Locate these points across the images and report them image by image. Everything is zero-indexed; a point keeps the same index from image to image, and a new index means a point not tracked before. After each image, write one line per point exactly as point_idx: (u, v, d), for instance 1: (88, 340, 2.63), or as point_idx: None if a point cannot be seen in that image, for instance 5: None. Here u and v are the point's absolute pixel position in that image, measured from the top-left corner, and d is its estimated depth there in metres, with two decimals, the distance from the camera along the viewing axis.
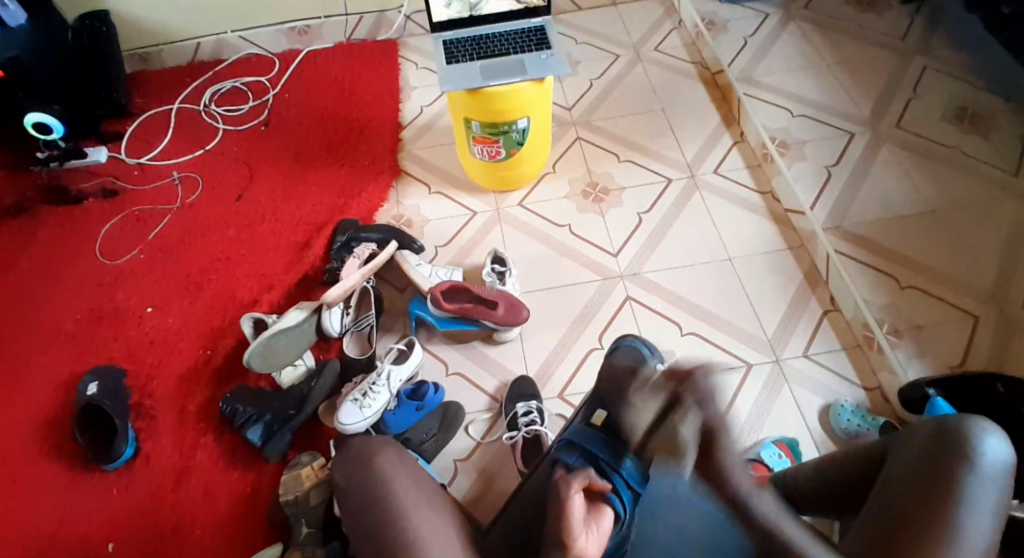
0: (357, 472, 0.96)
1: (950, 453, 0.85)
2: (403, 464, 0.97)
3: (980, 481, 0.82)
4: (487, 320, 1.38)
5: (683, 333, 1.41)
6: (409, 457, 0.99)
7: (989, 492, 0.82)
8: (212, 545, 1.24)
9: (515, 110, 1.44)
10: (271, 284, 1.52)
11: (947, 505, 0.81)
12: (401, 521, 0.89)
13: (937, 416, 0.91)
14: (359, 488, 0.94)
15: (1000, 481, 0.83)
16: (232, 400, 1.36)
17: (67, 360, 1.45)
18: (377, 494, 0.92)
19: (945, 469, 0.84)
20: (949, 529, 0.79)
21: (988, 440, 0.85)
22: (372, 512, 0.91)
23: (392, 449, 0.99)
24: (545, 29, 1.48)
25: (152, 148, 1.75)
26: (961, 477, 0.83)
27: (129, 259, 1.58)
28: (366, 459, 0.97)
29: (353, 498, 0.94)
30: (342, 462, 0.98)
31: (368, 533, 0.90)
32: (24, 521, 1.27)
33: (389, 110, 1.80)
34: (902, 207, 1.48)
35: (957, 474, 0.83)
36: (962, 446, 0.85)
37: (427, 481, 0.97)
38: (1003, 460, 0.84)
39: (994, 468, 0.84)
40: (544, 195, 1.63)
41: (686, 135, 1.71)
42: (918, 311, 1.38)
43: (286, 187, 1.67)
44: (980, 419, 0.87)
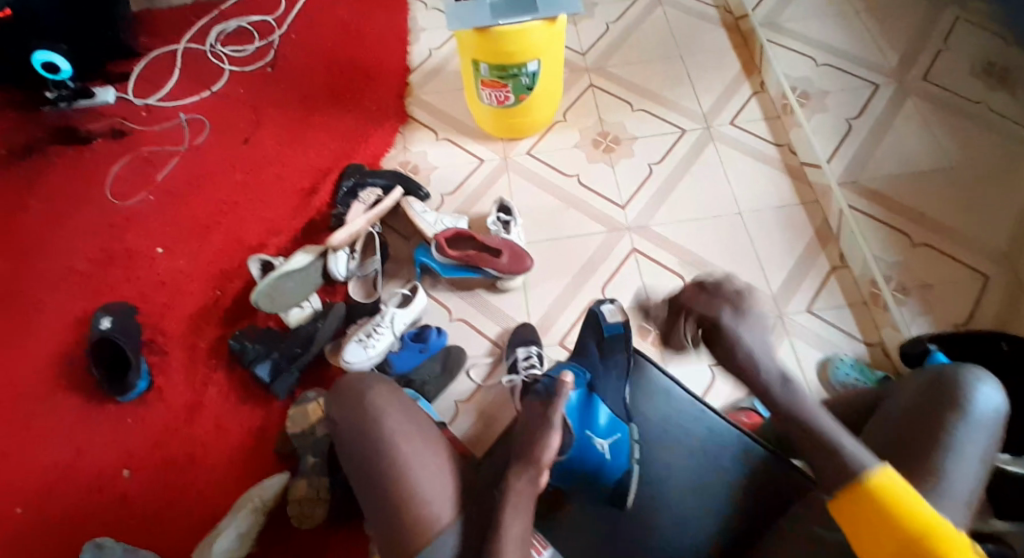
0: (348, 408, 0.97)
1: (940, 401, 0.84)
2: (392, 398, 0.98)
3: (970, 424, 0.82)
4: (490, 268, 1.38)
5: (687, 286, 1.40)
6: (401, 392, 1.00)
7: (979, 442, 0.81)
8: (220, 477, 1.28)
9: (524, 52, 1.40)
10: (278, 228, 1.53)
11: (934, 450, 0.81)
12: (395, 457, 0.91)
13: (930, 366, 0.90)
14: (350, 422, 0.95)
15: (992, 429, 0.82)
16: (242, 338, 1.38)
17: (79, 298, 1.48)
18: (370, 428, 0.94)
19: (934, 416, 0.83)
20: (935, 476, 0.79)
21: (982, 388, 0.84)
22: (364, 446, 0.93)
23: (383, 385, 1.00)
24: None
25: (159, 89, 1.75)
26: (951, 424, 0.82)
27: (139, 201, 1.59)
28: (357, 394, 0.98)
29: (344, 432, 0.96)
30: (334, 397, 1.00)
31: (363, 467, 0.92)
32: (40, 451, 1.33)
33: (397, 52, 1.76)
34: (921, 160, 1.45)
35: (946, 422, 0.82)
36: (954, 394, 0.84)
37: (420, 417, 0.98)
38: (996, 408, 0.83)
39: (986, 415, 0.83)
40: (552, 144, 1.60)
41: (702, 83, 1.65)
42: (927, 267, 1.35)
43: (293, 131, 1.66)
44: (974, 368, 0.86)
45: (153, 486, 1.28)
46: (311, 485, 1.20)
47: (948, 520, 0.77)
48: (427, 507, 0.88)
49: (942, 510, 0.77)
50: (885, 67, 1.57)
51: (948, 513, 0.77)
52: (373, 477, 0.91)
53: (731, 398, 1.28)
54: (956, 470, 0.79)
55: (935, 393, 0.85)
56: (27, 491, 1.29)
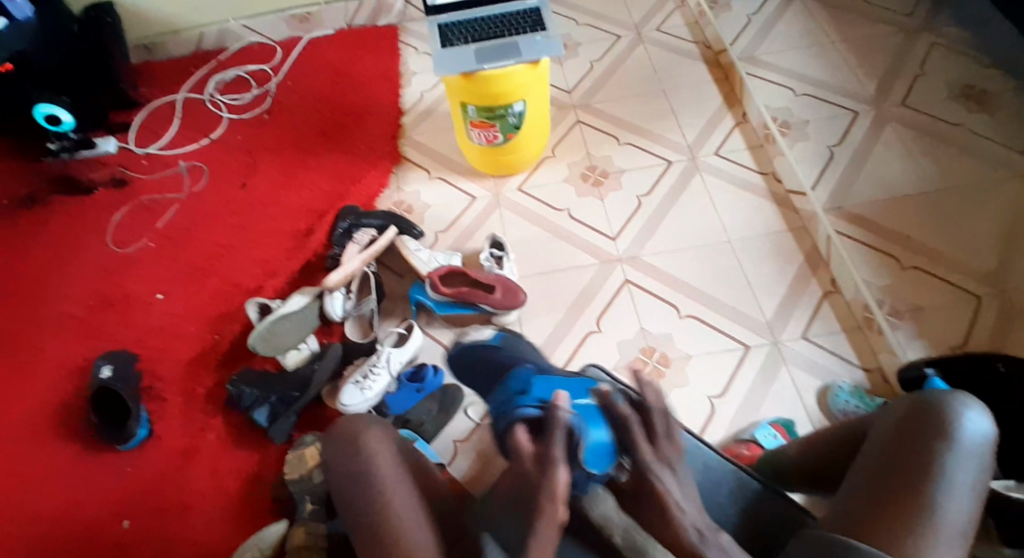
0: (344, 450, 0.98)
1: (928, 429, 0.85)
2: (387, 440, 1.00)
3: (961, 455, 0.83)
4: (484, 303, 1.39)
5: (680, 315, 1.41)
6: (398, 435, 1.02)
7: (969, 472, 0.82)
8: (221, 524, 1.29)
9: (510, 93, 1.44)
10: (275, 271, 1.55)
11: (924, 481, 0.81)
12: (390, 497, 0.92)
13: (918, 392, 0.91)
14: (346, 464, 0.97)
15: (981, 458, 0.83)
16: (239, 383, 1.39)
17: (80, 346, 1.50)
18: (364, 468, 0.95)
19: (923, 445, 0.84)
20: (929, 507, 0.80)
21: (969, 415, 0.85)
22: (357, 486, 0.94)
23: (379, 427, 1.01)
24: (540, 11, 1.48)
25: (159, 137, 1.79)
26: (941, 454, 0.83)
27: (138, 248, 1.62)
28: (354, 434, 0.99)
29: (339, 472, 0.97)
30: (333, 436, 1.01)
31: (358, 506, 0.93)
32: (40, 500, 1.33)
33: (390, 96, 1.81)
34: (904, 185, 1.48)
35: (935, 452, 0.83)
36: (942, 422, 0.85)
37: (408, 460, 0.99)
38: (984, 435, 0.84)
39: (975, 442, 0.84)
40: (543, 180, 1.63)
41: (686, 116, 1.69)
42: (919, 291, 1.36)
43: (289, 175, 1.69)
44: (961, 396, 0.87)
45: (153, 534, 1.28)
46: (310, 531, 1.17)
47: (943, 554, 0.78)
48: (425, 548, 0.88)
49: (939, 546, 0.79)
50: (863, 95, 1.62)
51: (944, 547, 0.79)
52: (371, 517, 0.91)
53: (730, 428, 1.29)
54: (949, 502, 0.80)
55: (921, 422, 0.86)
56: (27, 542, 1.29)
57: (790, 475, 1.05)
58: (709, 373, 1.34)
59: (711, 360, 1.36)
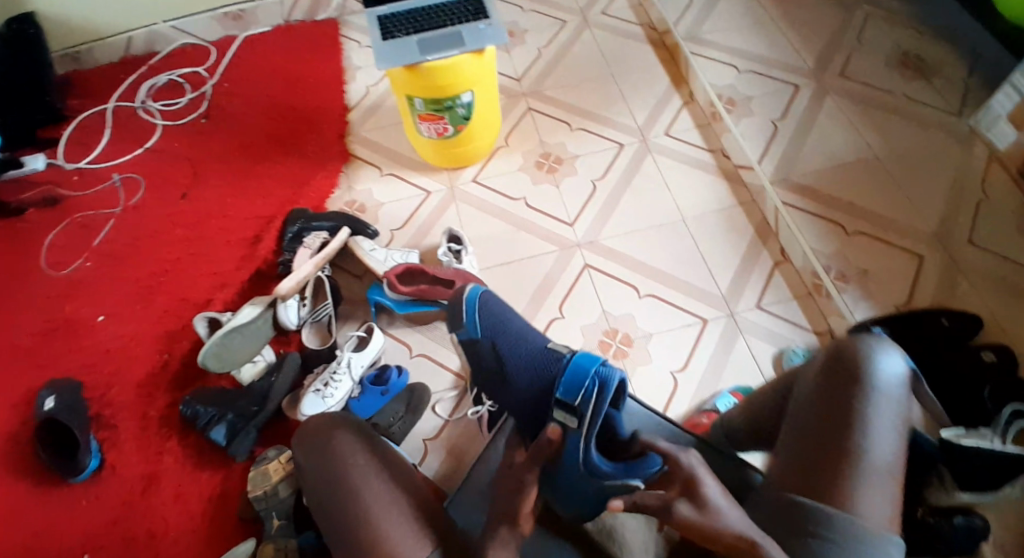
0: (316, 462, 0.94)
1: (845, 377, 0.86)
2: (362, 445, 0.95)
3: (881, 399, 0.84)
4: (447, 299, 1.36)
5: (640, 296, 1.41)
6: (367, 432, 0.97)
7: (891, 415, 0.83)
8: (185, 548, 1.23)
9: (457, 84, 1.41)
10: (225, 281, 1.50)
11: (849, 428, 0.82)
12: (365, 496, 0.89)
13: (832, 342, 0.92)
14: (316, 470, 0.93)
15: (897, 396, 0.85)
16: (193, 403, 1.33)
17: (21, 375, 1.42)
18: (336, 471, 0.92)
19: (844, 394, 0.85)
20: (855, 450, 0.81)
21: (883, 358, 0.87)
22: (330, 490, 0.91)
23: (347, 430, 0.97)
24: None
25: (92, 150, 1.71)
26: (859, 400, 0.84)
27: (77, 269, 1.54)
28: (324, 439, 0.96)
29: (310, 478, 0.94)
30: (300, 441, 0.98)
31: (335, 510, 0.90)
32: None
33: (334, 94, 1.76)
34: (844, 154, 1.51)
35: (856, 400, 0.84)
36: (858, 368, 0.86)
37: (384, 455, 0.96)
38: (899, 375, 0.86)
39: (890, 383, 0.85)
40: (497, 170, 1.61)
41: (635, 98, 1.69)
42: (866, 255, 1.39)
43: (234, 181, 1.64)
44: (873, 338, 0.89)
45: None
46: (280, 548, 1.15)
47: (871, 493, 0.79)
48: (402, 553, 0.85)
49: (870, 484, 0.79)
50: (804, 68, 1.64)
51: (872, 484, 0.79)
52: (346, 525, 0.88)
53: (694, 401, 1.29)
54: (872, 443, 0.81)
55: (837, 370, 0.87)
56: None
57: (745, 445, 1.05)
58: (674, 351, 1.34)
59: (674, 337, 1.36)
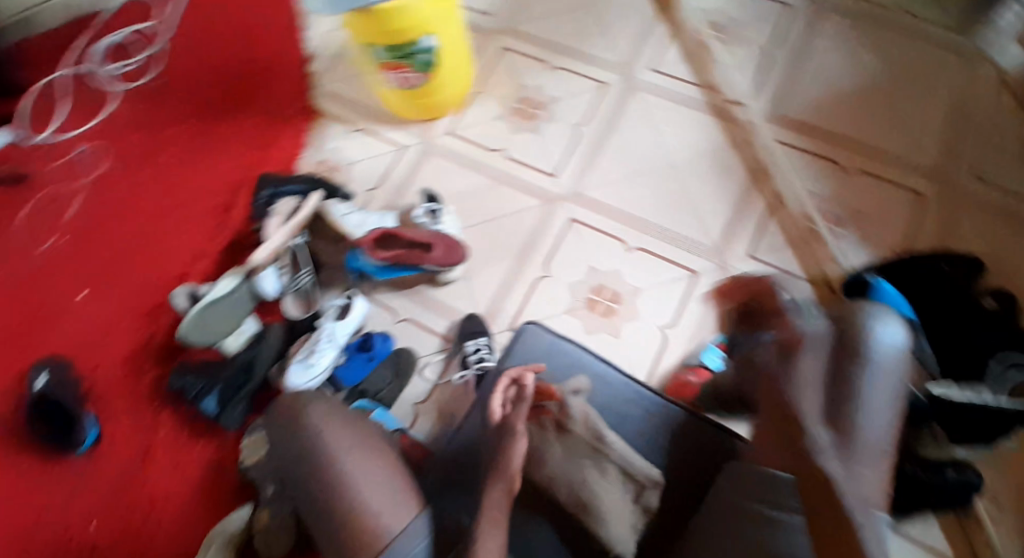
0: (289, 439, 0.96)
1: (841, 350, 0.82)
2: (345, 425, 0.96)
3: None
4: (424, 263, 1.33)
5: (628, 249, 1.37)
6: (352, 418, 0.99)
7: None
8: (191, 519, 1.26)
9: (415, 29, 1.27)
10: (201, 254, 1.45)
11: (838, 400, 0.78)
12: (339, 476, 0.91)
13: None
14: (292, 444, 0.95)
15: None
16: (181, 375, 1.33)
17: (4, 362, 1.41)
18: (313, 448, 0.93)
19: (836, 369, 0.81)
20: None
21: (880, 328, 0.82)
22: (311, 467, 0.92)
23: (323, 404, 0.99)
24: None
25: (45, 121, 1.62)
26: (854, 373, 0.80)
27: (48, 247, 1.50)
28: (297, 416, 0.97)
29: (287, 454, 0.96)
30: (275, 420, 0.99)
31: (315, 495, 0.91)
32: None
33: (292, 42, 1.65)
34: (843, 81, 1.44)
35: (849, 371, 0.80)
36: (854, 340, 0.82)
37: (363, 427, 0.98)
38: (897, 347, 0.81)
39: (887, 356, 0.81)
40: (472, 119, 1.52)
41: (617, 29, 1.56)
42: (857, 193, 1.34)
43: (196, 147, 1.56)
44: None
45: (122, 543, 1.26)
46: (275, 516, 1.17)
47: None
48: (378, 519, 0.87)
49: None
50: None
51: None
52: (324, 511, 0.89)
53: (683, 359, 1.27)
54: None
55: None
56: None
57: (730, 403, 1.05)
58: (660, 306, 1.31)
59: (663, 292, 1.33)
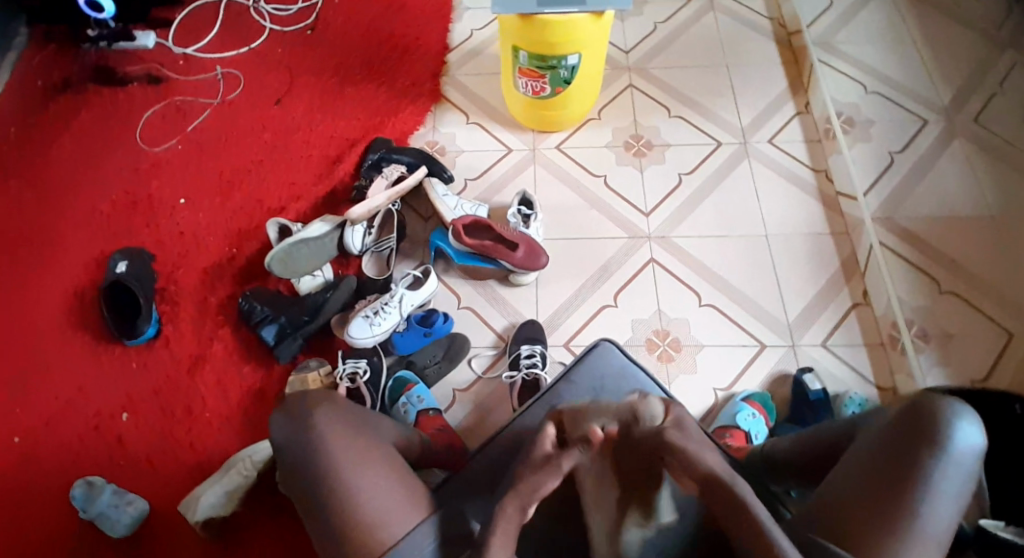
0: (288, 428, 0.90)
1: (918, 437, 0.79)
2: (342, 420, 0.91)
3: None
4: (505, 260, 1.37)
5: (701, 303, 1.38)
6: (350, 411, 0.93)
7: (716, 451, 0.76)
8: (219, 434, 1.30)
9: (565, 43, 1.35)
10: (301, 194, 1.52)
11: (906, 487, 0.77)
12: (341, 490, 0.84)
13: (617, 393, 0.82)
14: (294, 447, 0.89)
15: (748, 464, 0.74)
16: (251, 299, 1.38)
17: (98, 240, 1.49)
18: (316, 455, 0.87)
19: (909, 456, 0.78)
20: None
21: (961, 425, 0.79)
22: (313, 476, 0.86)
23: (329, 405, 0.92)
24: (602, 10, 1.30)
25: (199, 40, 1.75)
26: (926, 466, 0.77)
27: (167, 149, 1.59)
28: (303, 415, 0.91)
29: (286, 456, 0.90)
30: (282, 411, 0.93)
31: (313, 505, 0.85)
32: (29, 397, 1.33)
33: (438, 29, 1.75)
34: (960, 205, 1.40)
35: (921, 462, 0.78)
36: (932, 431, 0.79)
37: (366, 436, 0.91)
38: (974, 448, 0.78)
39: (962, 456, 0.78)
40: (584, 141, 1.57)
41: (745, 97, 1.61)
42: (951, 318, 1.32)
43: (325, 98, 1.65)
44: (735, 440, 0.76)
45: (151, 437, 1.30)
46: None
47: None
48: (381, 530, 0.82)
49: None
50: (937, 102, 1.52)
51: None
52: (326, 524, 0.83)
53: None
54: None
55: None
56: (22, 440, 1.29)
57: (777, 472, 0.98)
58: (720, 365, 1.32)
59: (725, 353, 1.33)
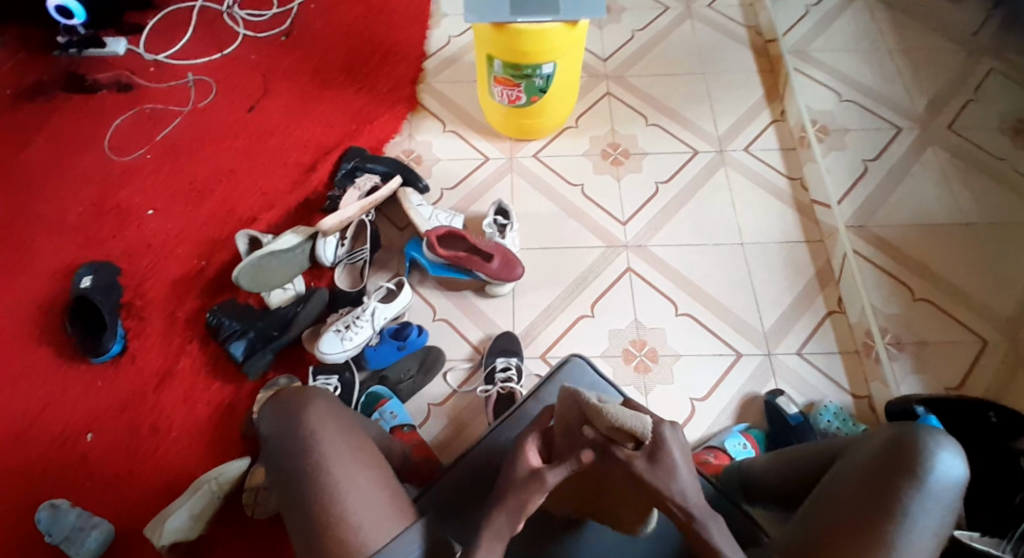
0: (282, 419, 0.88)
1: (898, 465, 0.79)
2: (332, 415, 0.89)
3: None
4: (480, 271, 1.35)
5: (677, 313, 1.37)
6: (340, 409, 0.91)
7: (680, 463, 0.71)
8: (186, 451, 1.27)
9: (539, 52, 1.34)
10: (272, 204, 1.49)
11: (888, 517, 0.76)
12: (328, 483, 0.82)
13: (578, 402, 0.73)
14: (283, 437, 0.87)
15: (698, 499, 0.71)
16: (219, 313, 1.35)
17: (63, 251, 1.45)
18: (306, 445, 0.85)
19: (889, 485, 0.78)
20: None
21: (943, 456, 0.79)
22: (299, 468, 0.84)
23: (324, 399, 0.91)
24: (576, 18, 1.29)
25: (171, 45, 1.72)
26: (908, 496, 0.77)
27: (135, 158, 1.56)
28: (297, 405, 0.89)
29: (274, 447, 0.88)
30: (274, 403, 0.91)
31: (297, 498, 0.83)
32: None
33: (414, 36, 1.73)
34: (934, 214, 1.41)
35: (901, 490, 0.78)
36: (913, 460, 0.79)
37: (357, 432, 0.89)
38: (955, 479, 0.79)
39: (942, 487, 0.78)
40: (561, 149, 1.56)
41: (722, 105, 1.60)
42: (927, 326, 1.32)
43: (299, 106, 1.62)
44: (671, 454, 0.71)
45: (116, 455, 1.26)
46: None
47: None
48: (358, 531, 0.79)
49: None
50: (912, 111, 1.54)
51: None
52: (306, 522, 0.81)
53: (703, 433, 1.26)
54: None
55: None
56: None
57: (751, 492, 0.99)
58: (697, 376, 1.31)
59: (702, 363, 1.32)
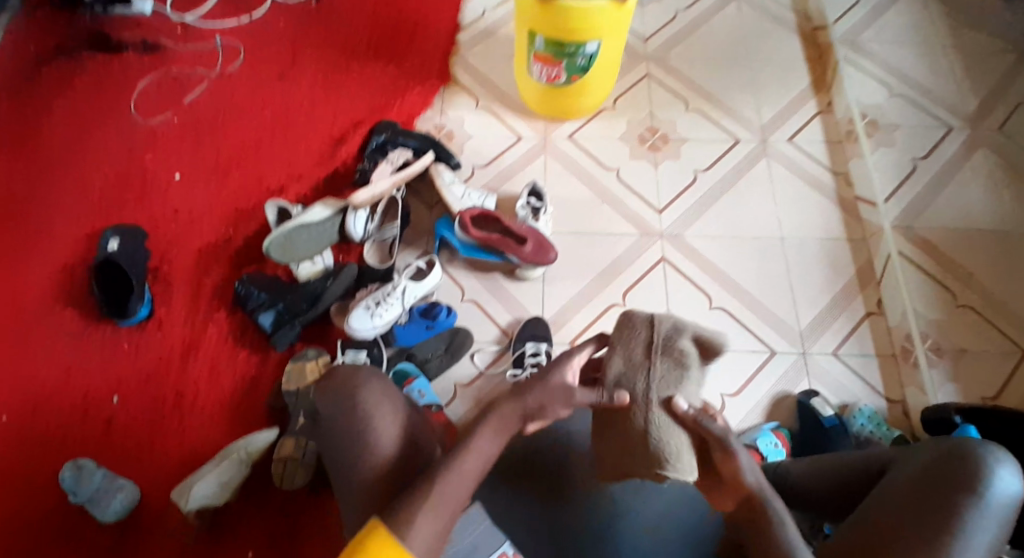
0: (335, 399, 0.85)
1: (954, 480, 0.77)
2: (386, 396, 0.86)
3: None
4: (512, 254, 1.32)
5: (711, 307, 1.34)
6: (393, 388, 0.88)
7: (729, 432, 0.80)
8: (211, 423, 1.26)
9: (584, 30, 1.29)
10: (301, 176, 1.47)
11: (945, 530, 0.74)
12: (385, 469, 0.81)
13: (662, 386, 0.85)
14: (337, 417, 0.84)
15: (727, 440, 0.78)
16: (248, 283, 1.33)
17: (89, 214, 1.43)
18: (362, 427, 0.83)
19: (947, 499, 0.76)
20: None
21: (1001, 472, 0.77)
22: (352, 451, 0.82)
23: (377, 380, 0.88)
24: None
25: (200, 6, 1.67)
26: (965, 510, 0.75)
27: (163, 122, 1.53)
28: (350, 387, 0.86)
29: (327, 426, 0.85)
30: (326, 381, 0.88)
31: (350, 481, 0.82)
32: (16, 376, 1.29)
33: (449, 7, 1.68)
34: (980, 218, 1.38)
35: (958, 505, 0.75)
36: (971, 475, 0.77)
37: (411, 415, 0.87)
38: (1013, 496, 0.76)
39: (1000, 504, 0.76)
40: (597, 131, 1.52)
41: (765, 93, 1.56)
42: (967, 333, 1.29)
43: (329, 75, 1.58)
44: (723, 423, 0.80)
45: (141, 421, 1.26)
46: (298, 446, 1.19)
47: None
48: None
49: None
50: (962, 109, 1.49)
51: None
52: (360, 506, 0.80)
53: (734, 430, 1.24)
54: None
55: None
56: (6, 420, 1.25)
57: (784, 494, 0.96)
58: (730, 371, 1.29)
59: (735, 359, 1.30)
